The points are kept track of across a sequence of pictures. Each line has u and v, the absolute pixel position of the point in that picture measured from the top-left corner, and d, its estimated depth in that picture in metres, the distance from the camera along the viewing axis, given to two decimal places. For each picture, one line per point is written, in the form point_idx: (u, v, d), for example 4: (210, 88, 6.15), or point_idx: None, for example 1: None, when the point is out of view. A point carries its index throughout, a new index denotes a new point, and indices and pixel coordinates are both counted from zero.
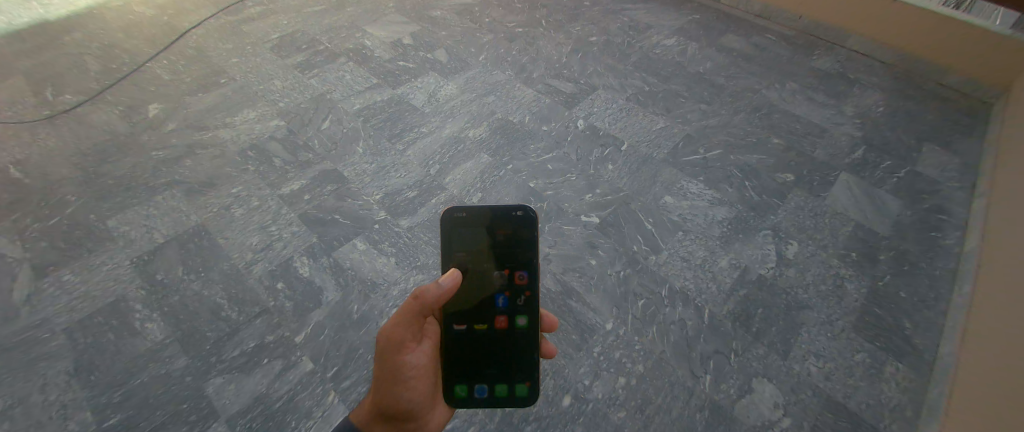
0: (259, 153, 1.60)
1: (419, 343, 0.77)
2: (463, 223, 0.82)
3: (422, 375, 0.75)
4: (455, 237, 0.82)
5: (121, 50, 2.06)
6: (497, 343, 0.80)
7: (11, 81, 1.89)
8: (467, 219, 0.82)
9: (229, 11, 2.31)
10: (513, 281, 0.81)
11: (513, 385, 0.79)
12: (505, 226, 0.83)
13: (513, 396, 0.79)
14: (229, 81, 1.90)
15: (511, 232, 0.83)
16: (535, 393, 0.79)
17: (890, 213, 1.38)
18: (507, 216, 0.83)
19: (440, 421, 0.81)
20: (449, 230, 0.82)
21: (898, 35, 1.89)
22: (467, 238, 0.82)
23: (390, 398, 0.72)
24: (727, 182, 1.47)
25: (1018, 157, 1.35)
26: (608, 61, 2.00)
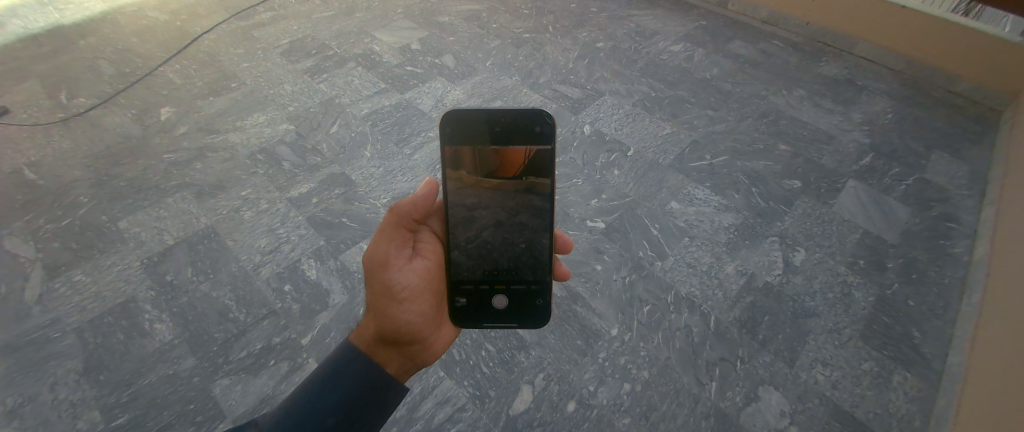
0: (269, 157, 1.62)
1: (411, 264, 0.78)
2: (470, 135, 0.80)
3: (418, 295, 0.76)
4: (458, 155, 0.80)
5: (134, 54, 2.09)
6: (509, 266, 0.83)
7: (26, 84, 1.93)
8: (474, 129, 0.80)
9: (240, 16, 2.35)
10: (522, 201, 0.82)
11: (527, 307, 0.83)
12: (515, 139, 0.81)
13: (526, 317, 0.83)
14: (239, 85, 1.93)
15: (518, 147, 0.81)
16: (547, 312, 0.82)
17: (898, 220, 1.37)
18: (519, 125, 0.80)
19: (441, 346, 0.81)
20: (452, 149, 0.80)
21: (907, 42, 1.88)
22: (471, 156, 0.80)
23: (386, 316, 0.72)
24: (734, 189, 1.47)
25: None
26: (614, 66, 2.00)
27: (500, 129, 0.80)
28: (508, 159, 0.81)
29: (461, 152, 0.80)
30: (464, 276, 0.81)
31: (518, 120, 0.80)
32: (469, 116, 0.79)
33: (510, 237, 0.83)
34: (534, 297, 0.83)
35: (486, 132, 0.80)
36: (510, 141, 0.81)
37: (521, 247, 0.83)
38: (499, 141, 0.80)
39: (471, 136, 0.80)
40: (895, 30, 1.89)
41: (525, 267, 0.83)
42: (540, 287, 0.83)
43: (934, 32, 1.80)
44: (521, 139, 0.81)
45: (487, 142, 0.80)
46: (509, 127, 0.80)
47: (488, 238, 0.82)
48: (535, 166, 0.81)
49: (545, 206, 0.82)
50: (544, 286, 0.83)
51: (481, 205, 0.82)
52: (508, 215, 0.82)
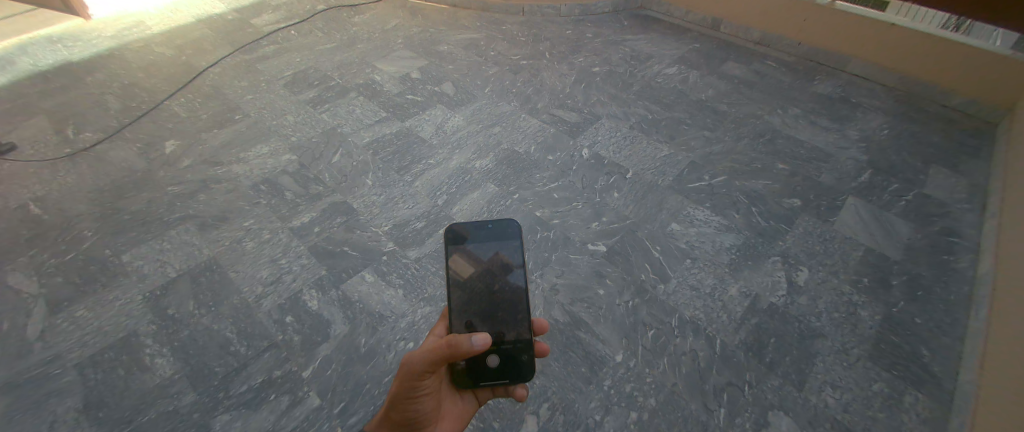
0: (272, 187, 1.64)
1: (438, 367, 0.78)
2: (459, 236, 1.00)
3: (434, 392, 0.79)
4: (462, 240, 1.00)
5: (141, 88, 2.15)
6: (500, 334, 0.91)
7: (34, 119, 1.97)
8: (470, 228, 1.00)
9: (245, 50, 2.42)
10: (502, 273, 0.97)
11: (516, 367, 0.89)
12: (496, 237, 1.00)
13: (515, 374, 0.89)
14: (243, 117, 1.96)
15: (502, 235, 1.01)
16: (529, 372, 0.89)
17: (900, 236, 1.37)
18: (495, 236, 1.00)
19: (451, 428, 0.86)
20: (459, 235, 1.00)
21: (898, 58, 1.92)
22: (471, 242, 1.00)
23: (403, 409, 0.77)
24: (734, 209, 1.47)
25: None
26: (610, 90, 2.04)
27: (479, 231, 1.01)
28: (496, 253, 0.99)
29: (458, 249, 0.99)
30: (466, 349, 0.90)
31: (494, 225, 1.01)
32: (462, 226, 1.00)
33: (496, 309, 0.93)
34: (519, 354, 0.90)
35: (472, 232, 1.00)
36: (489, 244, 1.00)
37: (507, 317, 0.93)
38: (484, 238, 1.00)
39: (461, 239, 1.00)
40: (887, 46, 1.93)
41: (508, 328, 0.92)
42: (527, 344, 0.91)
43: (924, 49, 1.84)
44: (495, 236, 1.00)
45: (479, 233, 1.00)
46: (489, 230, 1.01)
47: (476, 311, 0.92)
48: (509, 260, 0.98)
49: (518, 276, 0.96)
50: (528, 341, 0.91)
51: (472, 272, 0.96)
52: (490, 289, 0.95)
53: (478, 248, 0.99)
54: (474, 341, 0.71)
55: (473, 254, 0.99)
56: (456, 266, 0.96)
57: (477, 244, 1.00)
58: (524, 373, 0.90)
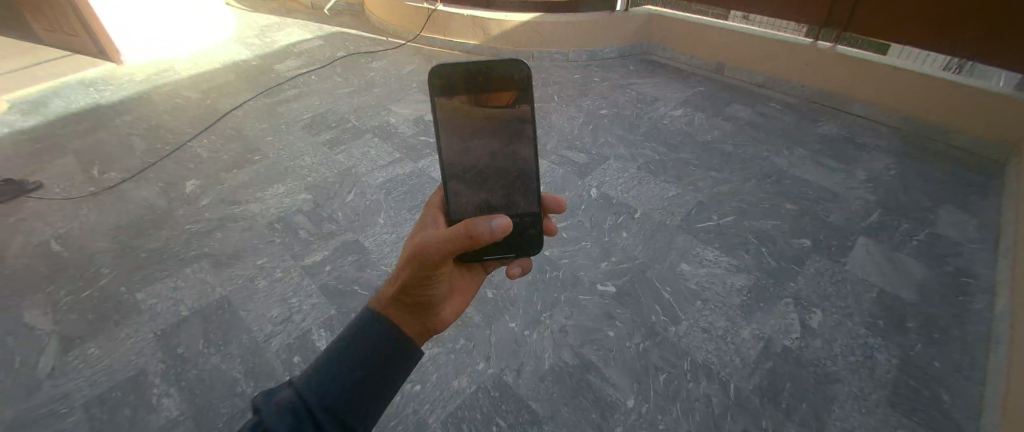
0: (286, 226, 1.67)
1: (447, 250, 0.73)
2: (450, 84, 0.88)
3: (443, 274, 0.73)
4: (451, 86, 0.89)
5: (167, 130, 2.25)
6: (496, 203, 0.94)
7: (63, 159, 2.07)
8: (458, 75, 0.88)
9: (267, 94, 2.54)
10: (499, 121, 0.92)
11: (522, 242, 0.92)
12: (491, 83, 0.89)
13: (520, 247, 0.92)
14: (262, 157, 2.04)
15: (498, 78, 0.88)
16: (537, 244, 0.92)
17: (913, 276, 1.34)
18: (490, 78, 0.88)
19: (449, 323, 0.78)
20: (447, 83, 0.88)
21: (902, 100, 1.97)
22: (462, 89, 0.89)
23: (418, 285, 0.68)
24: (743, 249, 1.46)
25: None
26: (618, 132, 2.09)
27: (476, 74, 0.88)
28: (494, 106, 0.91)
29: (447, 99, 0.90)
30: (460, 214, 0.93)
31: (495, 68, 0.87)
32: (456, 70, 0.87)
33: (492, 172, 0.94)
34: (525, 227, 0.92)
35: (471, 75, 0.88)
36: (483, 89, 0.89)
37: (504, 183, 0.94)
38: (476, 87, 0.89)
39: (452, 87, 0.89)
40: (890, 89, 1.99)
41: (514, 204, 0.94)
42: (530, 219, 0.93)
43: (929, 90, 1.89)
44: (495, 85, 0.89)
45: (471, 80, 0.89)
46: (489, 75, 0.88)
47: (470, 181, 0.94)
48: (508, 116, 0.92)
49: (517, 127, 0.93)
50: (533, 217, 0.93)
51: (465, 121, 0.93)
52: (483, 148, 0.94)
53: (475, 100, 0.90)
54: (494, 225, 0.67)
55: (468, 107, 0.91)
56: (450, 125, 0.92)
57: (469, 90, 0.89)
58: (526, 249, 0.93)
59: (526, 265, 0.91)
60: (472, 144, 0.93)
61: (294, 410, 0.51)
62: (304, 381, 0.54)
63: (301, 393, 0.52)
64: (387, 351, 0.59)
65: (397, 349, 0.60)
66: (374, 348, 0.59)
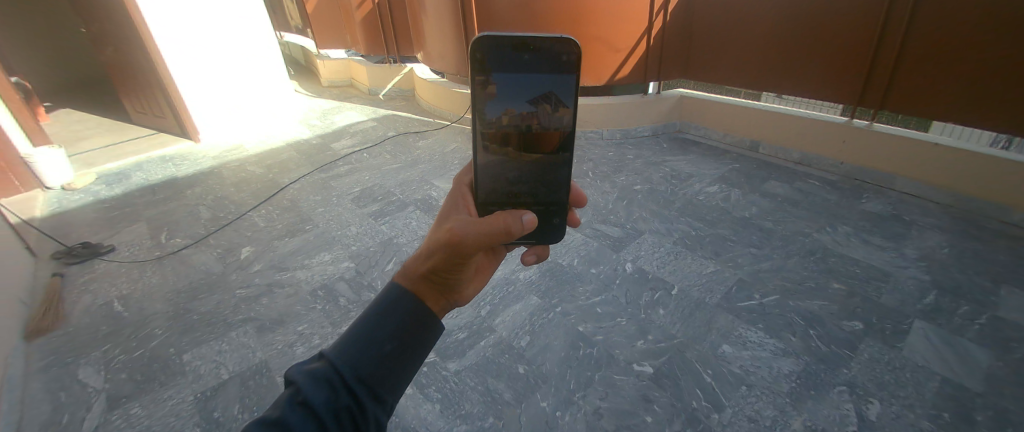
0: (327, 293, 1.75)
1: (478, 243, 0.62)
2: (492, 54, 0.74)
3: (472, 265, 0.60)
4: (493, 62, 0.74)
5: (231, 201, 2.48)
6: (525, 191, 0.81)
7: (138, 226, 2.30)
8: (504, 48, 0.74)
9: (322, 169, 2.78)
10: (542, 127, 0.79)
11: (543, 231, 0.82)
12: (541, 67, 0.76)
13: (539, 235, 0.82)
14: (313, 227, 2.19)
15: (547, 64, 0.76)
16: (559, 232, 0.82)
17: (980, 365, 1.21)
18: (539, 63, 0.76)
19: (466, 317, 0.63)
20: (490, 56, 0.74)
21: (956, 178, 1.89)
22: (505, 66, 0.75)
23: (449, 271, 0.54)
24: (789, 330, 1.38)
25: None
26: (653, 207, 2.11)
27: (521, 47, 0.74)
28: (544, 104, 0.77)
29: (491, 86, 0.75)
30: (488, 198, 0.80)
31: (545, 43, 0.74)
32: (500, 37, 0.72)
33: (530, 172, 0.81)
34: (549, 217, 0.82)
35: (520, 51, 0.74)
36: (529, 75, 0.75)
37: (539, 180, 0.81)
38: (523, 71, 0.75)
39: (494, 56, 0.74)
40: (939, 167, 1.93)
41: (541, 189, 0.81)
42: (557, 209, 0.81)
43: (987, 169, 1.81)
44: (543, 63, 0.76)
45: (518, 60, 0.75)
46: (539, 51, 0.75)
47: (499, 172, 0.80)
48: (551, 114, 0.78)
49: (561, 133, 0.79)
50: (562, 207, 0.81)
51: (504, 116, 0.77)
52: (521, 151, 0.80)
53: (519, 85, 0.75)
54: (526, 220, 0.63)
55: (508, 108, 0.77)
56: (491, 125, 0.78)
57: (514, 72, 0.75)
58: (545, 237, 0.83)
59: (542, 253, 0.80)
60: (510, 146, 0.80)
61: (327, 382, 0.43)
62: (334, 353, 0.45)
63: (332, 363, 0.44)
64: (423, 324, 0.49)
65: (432, 326, 0.50)
66: (404, 321, 0.47)
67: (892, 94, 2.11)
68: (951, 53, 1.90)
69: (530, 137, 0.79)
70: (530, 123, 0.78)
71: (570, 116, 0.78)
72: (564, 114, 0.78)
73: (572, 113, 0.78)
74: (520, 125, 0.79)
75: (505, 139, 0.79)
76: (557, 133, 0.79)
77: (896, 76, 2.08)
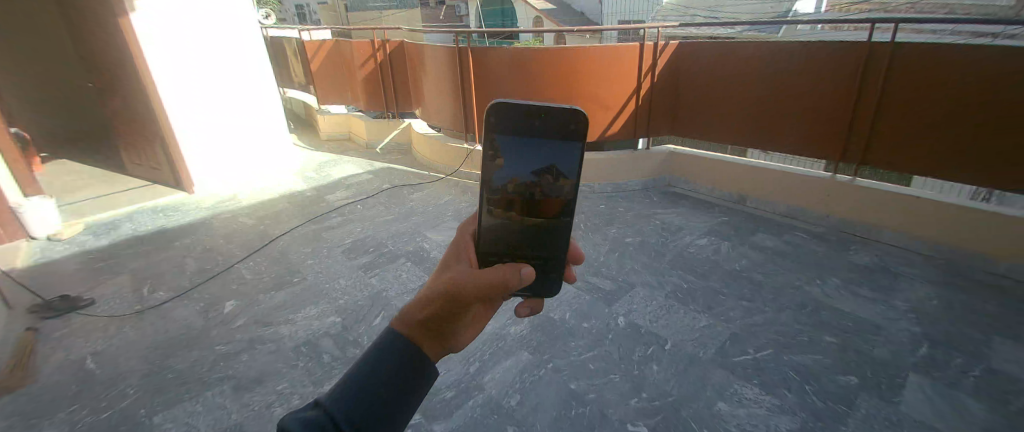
0: (311, 349, 1.69)
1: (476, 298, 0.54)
2: (505, 121, 0.77)
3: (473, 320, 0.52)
4: (504, 129, 0.77)
5: (219, 252, 2.46)
6: (524, 246, 0.78)
7: (121, 277, 2.25)
8: (515, 115, 0.76)
9: (315, 220, 2.79)
10: (545, 192, 0.79)
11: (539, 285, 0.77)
12: (549, 134, 0.77)
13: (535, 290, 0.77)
14: (301, 279, 2.15)
15: (556, 130, 0.77)
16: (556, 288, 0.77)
17: (981, 421, 1.18)
18: (549, 129, 0.77)
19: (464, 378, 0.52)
20: (502, 123, 0.77)
21: (940, 230, 1.94)
22: (516, 133, 0.77)
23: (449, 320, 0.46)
24: (785, 386, 1.34)
25: None
26: (644, 259, 2.12)
27: (533, 115, 0.77)
28: (547, 174, 0.78)
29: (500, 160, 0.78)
30: (489, 248, 0.76)
31: (557, 112, 0.76)
32: (515, 103, 0.75)
33: (532, 236, 0.79)
34: (546, 272, 0.78)
35: (529, 120, 0.77)
36: (538, 141, 0.78)
37: (541, 242, 0.79)
38: (532, 138, 0.77)
39: (505, 122, 0.77)
40: (924, 219, 1.98)
41: (540, 246, 0.79)
42: (554, 264, 0.78)
43: (968, 220, 1.87)
44: (552, 130, 0.78)
45: (529, 127, 0.77)
46: (549, 118, 0.77)
47: (500, 227, 0.77)
48: (553, 184, 0.79)
49: (563, 200, 0.79)
50: (560, 261, 0.78)
51: (511, 180, 0.78)
52: (524, 216, 0.79)
53: (525, 150, 0.78)
54: (524, 273, 0.57)
55: (512, 177, 0.78)
56: (497, 193, 0.78)
57: (523, 138, 0.77)
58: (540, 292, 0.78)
59: (537, 305, 0.68)
60: (513, 211, 0.78)
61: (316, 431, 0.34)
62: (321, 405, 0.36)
63: (327, 410, 0.36)
64: (420, 367, 0.40)
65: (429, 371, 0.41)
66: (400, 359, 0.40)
67: (875, 144, 2.23)
68: (928, 108, 2.04)
69: (532, 202, 0.79)
70: (533, 190, 0.79)
71: (571, 186, 0.79)
72: (565, 184, 0.79)
73: (573, 183, 0.79)
74: (524, 192, 0.79)
75: (509, 204, 0.78)
76: (559, 201, 0.79)
77: (877, 128, 2.20)
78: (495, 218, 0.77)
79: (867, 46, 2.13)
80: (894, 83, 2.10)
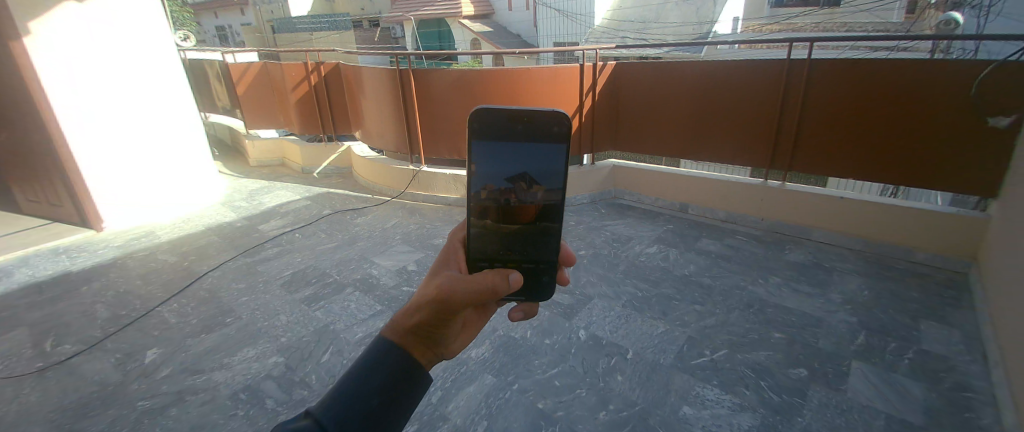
0: (252, 394, 1.54)
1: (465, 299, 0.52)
2: (489, 125, 0.77)
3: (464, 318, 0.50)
4: (489, 133, 0.77)
5: (135, 295, 2.20)
6: (512, 252, 0.75)
7: (11, 332, 1.94)
8: (499, 120, 0.76)
9: (248, 253, 2.59)
10: (522, 197, 0.77)
11: (532, 289, 0.74)
12: (533, 137, 0.76)
13: (528, 295, 0.74)
14: (235, 319, 1.97)
15: (541, 133, 0.76)
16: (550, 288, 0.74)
17: (918, 398, 1.29)
18: (532, 133, 0.76)
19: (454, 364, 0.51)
20: (487, 127, 0.77)
21: (864, 225, 2.14)
22: (501, 136, 0.77)
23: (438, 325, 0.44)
24: (743, 384, 1.40)
25: (1007, 325, 1.37)
26: (599, 271, 2.15)
27: (516, 120, 0.76)
28: (521, 179, 0.77)
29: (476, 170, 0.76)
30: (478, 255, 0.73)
31: (539, 116, 0.75)
32: (496, 108, 0.75)
33: (514, 243, 0.76)
34: (538, 275, 0.74)
35: (512, 122, 0.76)
36: (522, 143, 0.76)
37: (523, 248, 0.76)
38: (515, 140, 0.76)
39: (489, 128, 0.77)
40: (850, 217, 2.17)
41: (530, 249, 0.76)
42: (547, 266, 0.74)
43: (886, 215, 2.08)
44: (533, 132, 0.76)
45: (513, 130, 0.76)
46: (531, 121, 0.76)
47: (485, 236, 0.74)
48: (526, 191, 0.77)
49: (541, 202, 0.77)
50: (551, 264, 0.74)
51: (487, 188, 0.76)
52: (499, 222, 0.76)
53: (505, 159, 0.76)
54: (513, 279, 0.55)
55: (486, 184, 0.76)
56: (473, 200, 0.75)
57: (507, 142, 0.77)
58: (535, 296, 0.75)
59: (530, 309, 0.64)
60: (488, 218, 0.75)
61: None
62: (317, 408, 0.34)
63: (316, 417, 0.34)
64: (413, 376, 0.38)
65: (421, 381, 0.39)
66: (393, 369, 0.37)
67: (801, 150, 2.44)
68: (843, 116, 2.27)
69: (510, 208, 0.77)
70: (507, 197, 0.77)
71: (546, 192, 0.77)
72: (538, 190, 0.77)
73: (544, 189, 0.77)
74: (498, 199, 0.77)
75: (483, 212, 0.75)
76: (534, 206, 0.77)
77: (801, 135, 2.42)
78: (471, 223, 0.72)
79: (788, 62, 2.35)
80: (813, 95, 2.33)
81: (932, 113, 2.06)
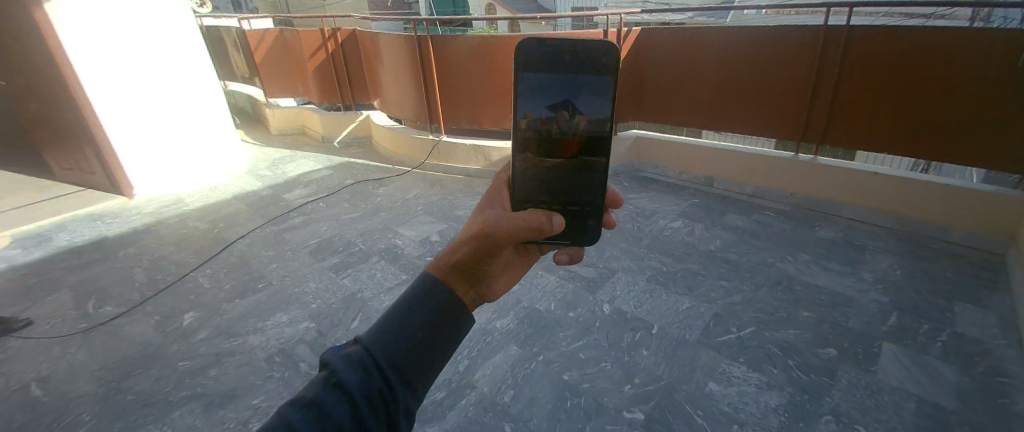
0: (286, 358, 1.61)
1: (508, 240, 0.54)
2: (535, 54, 0.74)
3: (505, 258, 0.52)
4: (537, 62, 0.74)
5: (169, 261, 2.30)
6: (557, 193, 0.76)
7: (58, 294, 2.06)
8: (544, 52, 0.74)
9: (274, 221, 2.66)
10: (564, 129, 0.76)
11: (579, 227, 0.74)
12: (580, 70, 0.75)
13: (574, 235, 0.74)
14: (266, 285, 2.05)
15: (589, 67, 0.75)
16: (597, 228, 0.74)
17: (950, 382, 1.28)
18: (579, 66, 0.75)
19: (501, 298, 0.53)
20: (534, 56, 0.74)
21: (898, 202, 2.07)
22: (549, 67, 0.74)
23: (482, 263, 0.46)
24: (770, 362, 1.40)
25: None
26: (622, 245, 2.14)
27: (564, 50, 0.74)
28: (564, 113, 0.75)
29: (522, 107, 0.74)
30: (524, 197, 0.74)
31: (585, 47, 0.74)
32: (543, 41, 0.74)
33: (558, 180, 0.77)
34: (584, 216, 0.75)
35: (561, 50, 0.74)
36: (571, 76, 0.75)
37: (568, 188, 0.77)
38: (564, 73, 0.75)
39: (535, 62, 0.74)
40: (884, 194, 2.09)
41: (574, 188, 0.77)
42: (592, 209, 0.75)
43: (923, 192, 1.99)
44: (581, 64, 0.74)
45: (560, 61, 0.74)
46: (578, 52, 0.74)
47: (530, 175, 0.75)
48: (569, 121, 0.76)
49: (584, 134, 0.76)
50: (597, 206, 0.75)
51: (530, 119, 0.75)
52: (544, 157, 0.76)
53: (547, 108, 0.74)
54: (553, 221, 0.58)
55: (527, 112, 0.74)
56: (518, 134, 0.75)
57: (555, 75, 0.75)
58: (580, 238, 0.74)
59: (576, 253, 0.69)
60: (530, 152, 0.75)
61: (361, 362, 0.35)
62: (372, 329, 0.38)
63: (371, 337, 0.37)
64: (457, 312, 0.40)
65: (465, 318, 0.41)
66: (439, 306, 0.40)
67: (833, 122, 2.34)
68: (880, 87, 2.16)
69: (554, 143, 0.76)
70: (550, 127, 0.76)
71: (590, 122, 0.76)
72: (581, 121, 0.75)
73: (588, 119, 0.75)
74: (540, 130, 0.76)
75: (526, 144, 0.75)
76: (577, 138, 0.76)
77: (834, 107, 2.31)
78: (513, 159, 0.73)
79: (824, 30, 2.22)
80: (849, 64, 2.21)
81: (977, 84, 1.94)
